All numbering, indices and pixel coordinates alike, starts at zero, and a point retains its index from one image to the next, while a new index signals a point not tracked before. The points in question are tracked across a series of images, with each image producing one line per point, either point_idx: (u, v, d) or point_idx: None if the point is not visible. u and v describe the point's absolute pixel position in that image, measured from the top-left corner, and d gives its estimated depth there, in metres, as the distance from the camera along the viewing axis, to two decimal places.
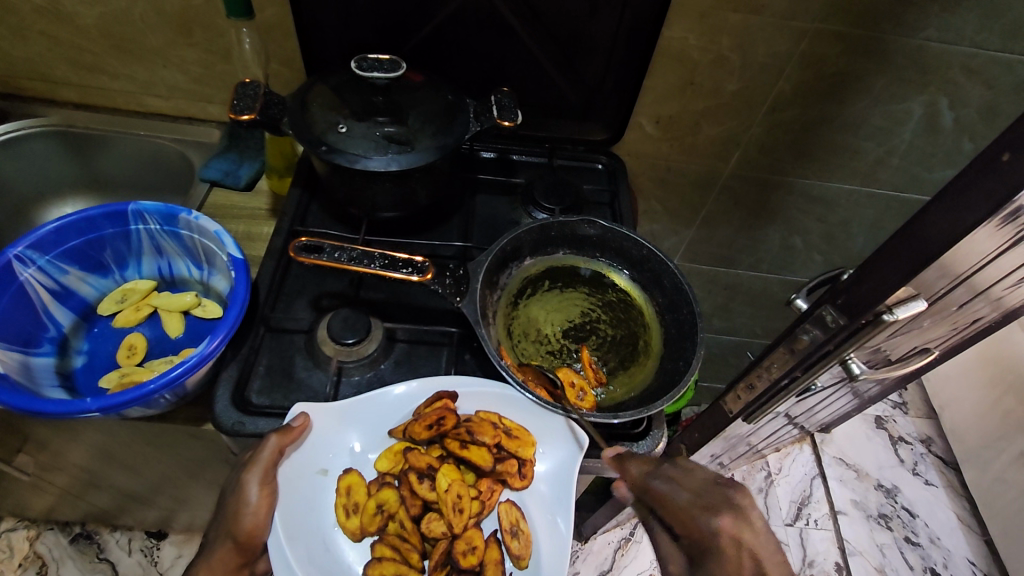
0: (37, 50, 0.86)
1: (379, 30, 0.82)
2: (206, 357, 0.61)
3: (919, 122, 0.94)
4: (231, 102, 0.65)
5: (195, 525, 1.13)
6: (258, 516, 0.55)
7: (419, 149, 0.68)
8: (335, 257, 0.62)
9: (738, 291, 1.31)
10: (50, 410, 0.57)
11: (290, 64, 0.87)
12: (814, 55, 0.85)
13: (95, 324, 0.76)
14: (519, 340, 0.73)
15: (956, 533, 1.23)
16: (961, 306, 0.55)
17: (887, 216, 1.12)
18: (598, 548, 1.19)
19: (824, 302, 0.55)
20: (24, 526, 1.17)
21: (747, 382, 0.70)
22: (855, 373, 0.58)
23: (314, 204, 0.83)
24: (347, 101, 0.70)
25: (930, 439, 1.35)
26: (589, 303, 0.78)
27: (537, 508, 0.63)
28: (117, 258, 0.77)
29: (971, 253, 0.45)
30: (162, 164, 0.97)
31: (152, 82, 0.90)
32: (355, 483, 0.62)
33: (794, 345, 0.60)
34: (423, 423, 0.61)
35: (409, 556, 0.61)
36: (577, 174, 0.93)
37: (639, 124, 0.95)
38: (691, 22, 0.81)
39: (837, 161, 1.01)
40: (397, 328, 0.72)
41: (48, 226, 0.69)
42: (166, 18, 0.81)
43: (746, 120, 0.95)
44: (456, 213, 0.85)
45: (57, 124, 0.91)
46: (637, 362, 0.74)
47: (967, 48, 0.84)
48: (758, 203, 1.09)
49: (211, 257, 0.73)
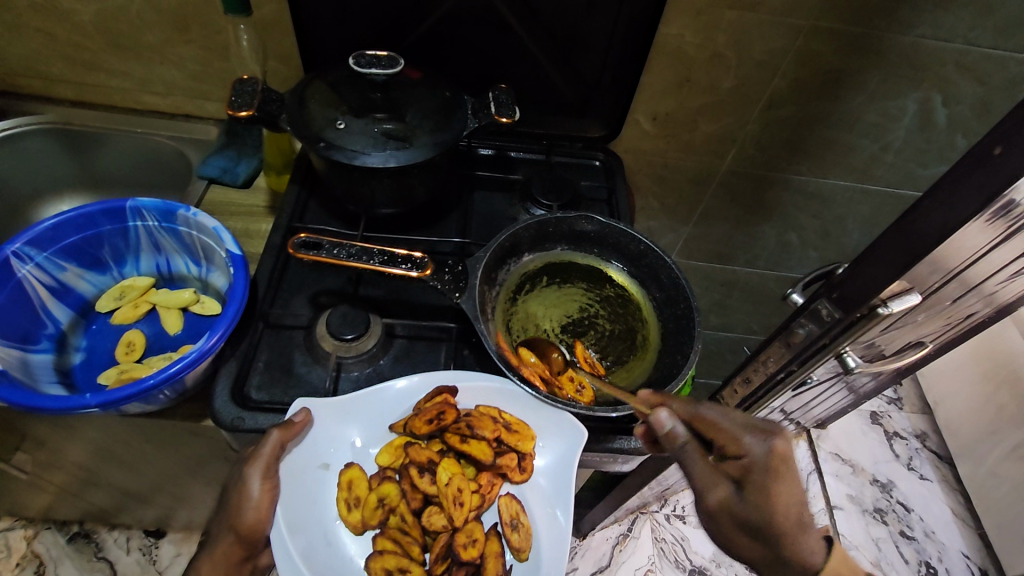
0: (34, 47, 0.86)
1: (375, 27, 0.82)
2: (205, 353, 0.61)
3: (913, 119, 0.95)
4: (230, 98, 0.66)
5: (193, 523, 1.13)
6: (260, 511, 0.55)
7: (417, 145, 0.68)
8: (334, 253, 0.63)
9: (735, 288, 1.32)
10: (49, 406, 0.57)
11: (288, 61, 0.87)
12: (809, 51, 0.85)
13: (93, 321, 0.76)
14: (519, 335, 0.73)
15: (950, 527, 1.24)
16: (956, 301, 0.55)
17: (882, 213, 1.12)
18: (596, 543, 1.20)
19: (820, 297, 0.56)
20: (21, 526, 1.17)
21: (744, 376, 0.71)
22: (850, 367, 0.59)
23: (312, 201, 0.83)
24: (345, 97, 0.70)
25: (925, 434, 1.36)
26: (587, 298, 0.78)
27: (537, 502, 0.63)
28: (114, 255, 0.77)
29: (963, 246, 0.45)
30: (159, 162, 0.97)
31: (149, 79, 0.90)
32: (357, 477, 0.62)
33: (790, 339, 0.61)
34: (423, 417, 0.61)
35: (411, 549, 0.61)
36: (575, 171, 0.94)
37: (636, 121, 0.96)
38: (688, 19, 0.82)
39: (833, 158, 1.02)
40: (396, 324, 0.72)
41: (45, 223, 0.69)
42: (163, 15, 0.81)
43: (742, 116, 0.95)
44: (454, 209, 0.85)
45: (54, 121, 0.91)
46: (634, 356, 0.74)
47: (960, 45, 0.85)
48: (754, 200, 1.10)
49: (209, 254, 0.73)
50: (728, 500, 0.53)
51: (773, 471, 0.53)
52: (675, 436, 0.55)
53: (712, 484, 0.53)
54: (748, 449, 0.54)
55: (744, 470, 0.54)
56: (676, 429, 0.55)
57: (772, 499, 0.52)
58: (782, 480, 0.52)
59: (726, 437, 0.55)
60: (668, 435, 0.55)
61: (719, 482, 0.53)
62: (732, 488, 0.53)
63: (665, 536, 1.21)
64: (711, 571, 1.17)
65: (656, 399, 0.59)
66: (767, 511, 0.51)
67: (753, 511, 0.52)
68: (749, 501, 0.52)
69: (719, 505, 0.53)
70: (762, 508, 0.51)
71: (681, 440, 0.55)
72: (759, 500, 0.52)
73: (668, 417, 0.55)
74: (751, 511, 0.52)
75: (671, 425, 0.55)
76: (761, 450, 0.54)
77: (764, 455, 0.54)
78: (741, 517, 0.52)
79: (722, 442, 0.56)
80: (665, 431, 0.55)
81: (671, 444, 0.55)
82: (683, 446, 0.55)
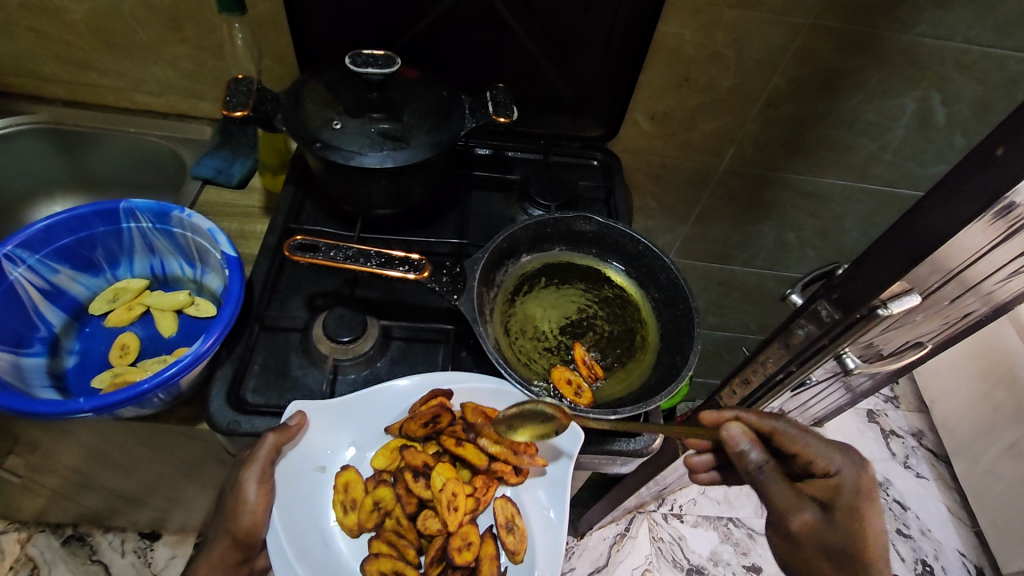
0: (25, 46, 0.85)
1: (372, 26, 0.82)
2: (200, 356, 0.60)
3: (912, 118, 0.95)
4: (225, 99, 0.65)
5: (189, 525, 1.13)
6: (256, 515, 0.55)
7: (414, 145, 0.67)
8: (330, 256, 0.62)
9: (733, 287, 1.31)
10: (41, 410, 0.56)
11: (283, 61, 0.86)
12: (808, 51, 0.85)
13: (86, 324, 0.75)
14: (516, 337, 0.72)
15: (946, 525, 1.24)
16: (953, 300, 0.54)
17: (880, 212, 1.12)
18: (594, 543, 1.20)
19: (819, 297, 0.56)
20: (14, 529, 1.16)
21: (742, 376, 0.70)
22: (849, 368, 0.58)
23: (308, 202, 0.82)
24: (341, 97, 0.70)
25: (921, 433, 1.37)
26: (585, 299, 0.78)
27: (534, 505, 0.63)
28: (108, 257, 0.76)
29: (961, 247, 0.45)
30: (152, 161, 0.96)
31: (142, 78, 0.89)
32: (353, 480, 0.62)
33: (789, 340, 0.61)
34: (418, 421, 0.61)
35: (405, 552, 0.61)
36: (573, 171, 0.93)
37: (635, 120, 0.95)
38: (687, 18, 0.81)
39: (831, 157, 1.02)
40: (393, 326, 0.71)
41: (38, 225, 0.68)
42: (157, 13, 0.80)
43: (741, 115, 0.95)
44: (451, 210, 0.84)
45: (44, 121, 0.90)
46: (634, 357, 0.74)
47: (959, 43, 0.85)
48: (753, 200, 1.10)
49: (204, 255, 0.73)
50: (816, 524, 0.52)
51: (862, 494, 0.54)
52: (750, 459, 0.56)
53: (795, 506, 0.53)
54: (836, 468, 0.55)
55: (832, 489, 0.55)
56: (751, 451, 0.56)
57: (864, 522, 0.52)
58: (870, 506, 0.53)
59: (813, 456, 0.56)
60: (745, 456, 0.56)
61: (805, 505, 0.53)
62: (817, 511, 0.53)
63: (663, 536, 1.21)
64: (709, 569, 1.18)
65: (726, 416, 0.60)
66: (858, 532, 0.51)
67: (842, 534, 0.51)
68: (836, 522, 0.52)
69: (801, 530, 0.52)
70: (853, 528, 0.51)
71: (756, 460, 0.56)
72: (847, 522, 0.52)
73: (740, 434, 0.56)
74: (840, 535, 0.51)
75: (747, 446, 0.56)
76: (850, 470, 0.55)
77: (854, 478, 0.55)
78: (831, 542, 0.51)
79: (808, 460, 0.57)
80: (738, 450, 0.56)
81: (745, 466, 0.56)
82: (757, 468, 0.55)
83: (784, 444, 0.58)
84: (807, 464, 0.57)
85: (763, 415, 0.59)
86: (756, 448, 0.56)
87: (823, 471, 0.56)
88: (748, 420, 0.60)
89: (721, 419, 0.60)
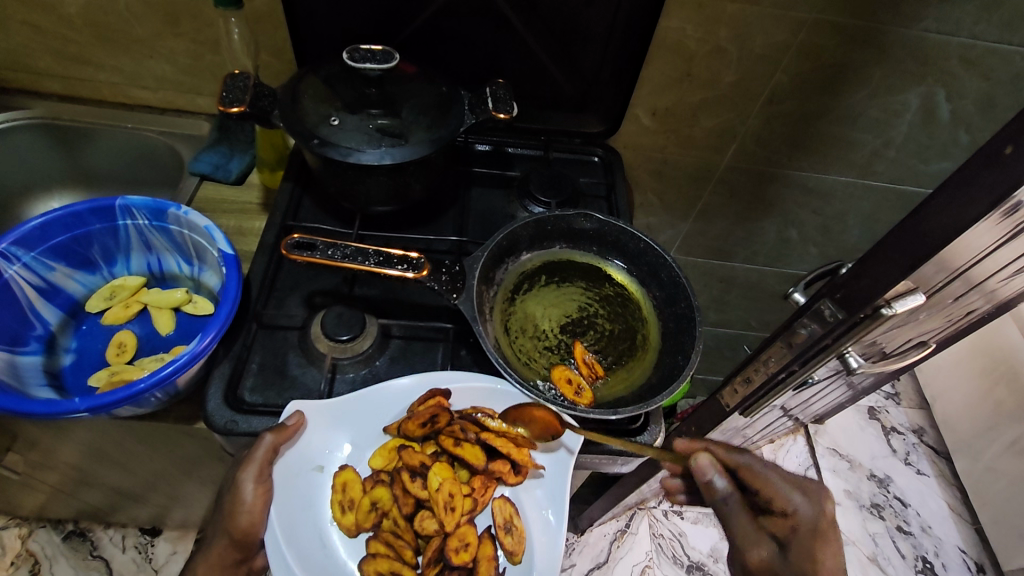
0: (20, 40, 0.84)
1: (369, 20, 0.81)
2: (197, 355, 0.60)
3: (916, 115, 0.94)
4: (220, 94, 0.64)
5: (190, 521, 1.13)
6: (253, 514, 0.55)
7: (413, 142, 0.66)
8: (327, 254, 0.61)
9: (734, 284, 1.31)
10: (38, 411, 0.56)
11: (281, 55, 0.85)
12: (811, 46, 0.84)
13: (83, 321, 0.75)
14: (516, 336, 0.72)
15: (947, 522, 1.24)
16: (955, 299, 0.53)
17: (883, 209, 1.11)
18: (594, 540, 1.20)
19: (823, 297, 0.54)
20: (15, 524, 1.15)
21: (744, 375, 0.67)
22: (852, 367, 0.57)
23: (307, 198, 0.81)
24: (339, 93, 0.69)
25: (921, 429, 1.36)
26: (586, 297, 0.77)
27: (532, 506, 0.63)
28: (105, 254, 0.75)
29: (968, 247, 0.44)
30: (149, 157, 0.95)
31: (139, 73, 0.88)
32: (351, 480, 0.62)
33: (792, 339, 0.59)
34: (416, 421, 0.60)
35: (403, 553, 0.60)
36: (574, 167, 0.92)
37: (635, 116, 0.94)
38: (689, 13, 0.80)
39: (835, 153, 1.01)
40: (392, 324, 0.71)
41: (32, 222, 0.68)
42: (153, 7, 0.79)
43: (742, 112, 0.94)
44: (451, 207, 0.84)
45: (41, 116, 0.89)
46: (634, 356, 0.73)
47: (964, 39, 0.84)
48: (755, 196, 1.09)
49: (201, 253, 0.72)
50: (769, 561, 0.55)
51: (818, 534, 0.56)
52: (717, 487, 0.57)
53: (753, 542, 0.55)
54: (794, 507, 0.58)
55: (789, 528, 0.57)
56: (717, 479, 0.58)
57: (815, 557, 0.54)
58: (826, 542, 0.55)
59: (775, 495, 0.58)
60: (713, 485, 0.57)
61: (762, 542, 0.55)
62: (773, 548, 0.55)
63: (664, 532, 1.21)
64: (709, 566, 1.17)
65: (697, 445, 0.62)
66: (810, 569, 0.53)
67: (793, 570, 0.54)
68: (791, 559, 0.54)
69: (758, 565, 0.55)
70: (805, 566, 0.54)
71: (724, 490, 0.57)
72: (799, 557, 0.54)
73: (710, 466, 0.58)
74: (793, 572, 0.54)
75: (714, 475, 0.57)
76: (808, 509, 0.58)
77: (810, 517, 0.57)
78: None
79: (768, 497, 0.58)
80: (706, 479, 0.58)
81: (713, 496, 0.58)
82: (723, 497, 0.57)
83: (748, 479, 0.59)
84: (767, 502, 0.59)
85: (730, 449, 0.61)
86: (723, 479, 0.58)
87: (781, 510, 0.58)
88: (716, 451, 0.61)
89: (692, 448, 0.62)
